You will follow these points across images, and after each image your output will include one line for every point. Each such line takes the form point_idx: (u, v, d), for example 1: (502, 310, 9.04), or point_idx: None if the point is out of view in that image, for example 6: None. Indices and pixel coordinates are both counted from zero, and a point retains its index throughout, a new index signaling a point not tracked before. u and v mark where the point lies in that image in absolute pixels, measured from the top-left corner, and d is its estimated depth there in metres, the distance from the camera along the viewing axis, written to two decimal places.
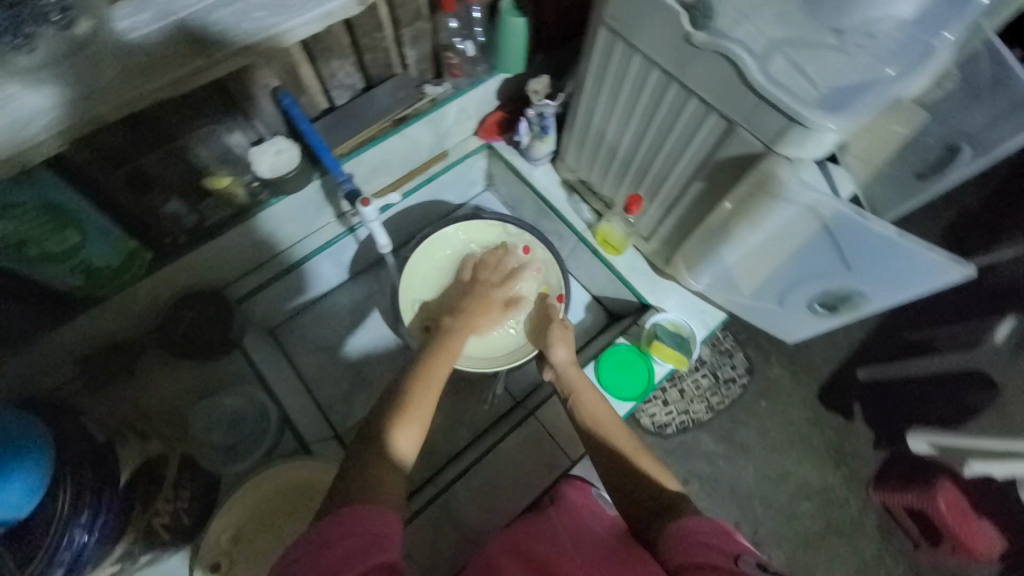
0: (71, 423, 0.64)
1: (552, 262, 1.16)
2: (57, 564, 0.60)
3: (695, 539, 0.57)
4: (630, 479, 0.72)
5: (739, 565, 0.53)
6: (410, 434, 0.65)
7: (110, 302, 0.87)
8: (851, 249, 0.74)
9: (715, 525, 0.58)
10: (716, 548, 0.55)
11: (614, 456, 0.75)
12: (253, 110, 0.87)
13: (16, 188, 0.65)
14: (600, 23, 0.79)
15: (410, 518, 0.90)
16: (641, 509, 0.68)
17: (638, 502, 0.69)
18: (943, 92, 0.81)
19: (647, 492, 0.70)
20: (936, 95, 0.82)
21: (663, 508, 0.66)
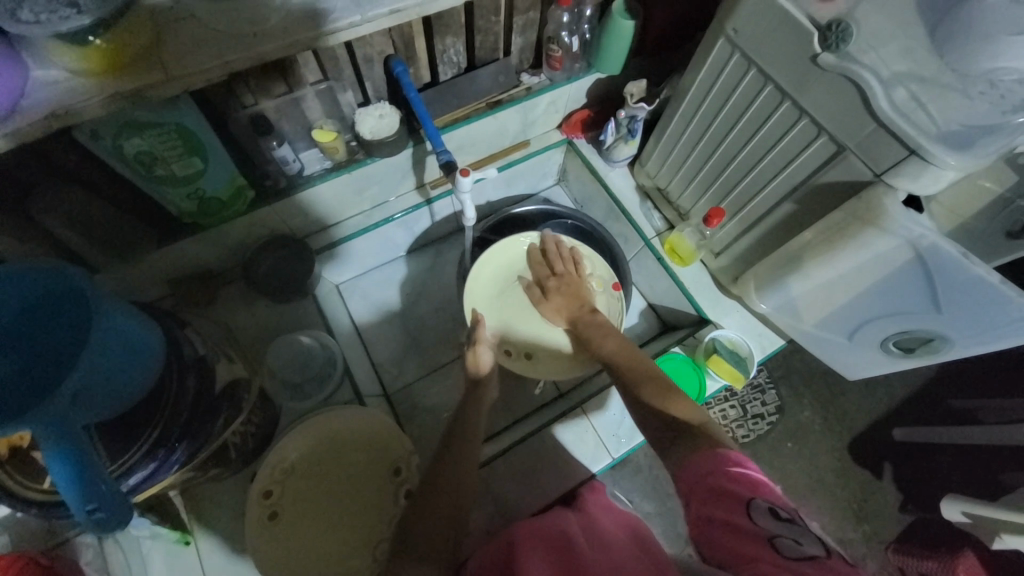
0: (180, 332, 0.69)
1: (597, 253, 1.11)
2: (148, 464, 0.62)
3: (711, 488, 0.58)
4: (651, 404, 0.75)
5: (751, 510, 0.53)
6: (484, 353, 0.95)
7: (208, 232, 0.92)
8: (945, 291, 0.73)
9: (729, 467, 0.58)
10: (729, 498, 0.56)
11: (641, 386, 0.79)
12: (367, 71, 0.93)
13: (162, 110, 0.71)
14: (720, 33, 0.81)
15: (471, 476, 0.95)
16: (668, 437, 0.70)
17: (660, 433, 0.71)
18: None
19: (667, 424, 0.71)
20: None
21: (684, 436, 0.67)
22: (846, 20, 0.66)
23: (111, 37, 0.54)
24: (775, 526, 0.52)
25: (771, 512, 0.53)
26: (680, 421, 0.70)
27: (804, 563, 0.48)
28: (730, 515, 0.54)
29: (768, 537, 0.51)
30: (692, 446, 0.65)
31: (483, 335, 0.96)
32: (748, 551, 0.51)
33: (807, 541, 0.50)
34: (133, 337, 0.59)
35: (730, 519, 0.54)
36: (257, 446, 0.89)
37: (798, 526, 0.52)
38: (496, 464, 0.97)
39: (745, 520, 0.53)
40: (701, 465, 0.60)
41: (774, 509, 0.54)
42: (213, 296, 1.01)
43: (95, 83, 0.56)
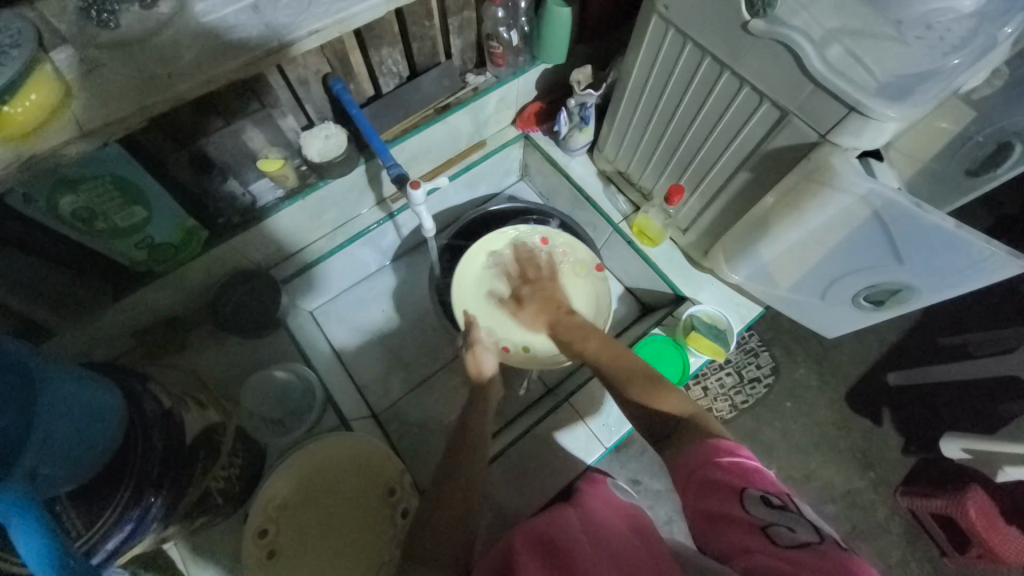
0: (142, 388, 0.68)
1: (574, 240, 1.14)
2: (123, 527, 0.61)
3: (705, 479, 0.57)
4: (634, 400, 0.75)
5: (744, 501, 0.53)
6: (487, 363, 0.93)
7: (165, 279, 0.90)
8: (904, 241, 0.73)
9: (723, 458, 0.58)
10: (724, 488, 0.55)
11: (625, 383, 0.79)
12: (305, 94, 0.91)
13: (92, 163, 0.69)
14: (652, 11, 0.80)
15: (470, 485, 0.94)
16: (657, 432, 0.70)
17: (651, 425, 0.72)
18: (992, 92, 0.78)
19: (654, 417, 0.72)
20: (982, 94, 0.78)
21: (672, 432, 0.68)
22: None
23: (19, 102, 0.52)
24: (768, 514, 0.52)
25: (764, 501, 0.53)
26: (668, 416, 0.70)
27: (799, 551, 0.47)
28: (727, 506, 0.54)
29: (762, 529, 0.51)
30: (679, 439, 0.65)
31: (481, 344, 0.94)
32: (743, 543, 0.50)
33: (801, 529, 0.50)
34: (86, 400, 0.58)
35: (726, 511, 0.53)
36: (246, 487, 0.88)
37: (790, 512, 0.52)
38: (492, 470, 0.97)
39: (740, 511, 0.53)
40: (695, 456, 0.60)
41: (768, 496, 0.53)
42: (183, 341, 0.99)
43: (9, 148, 0.54)
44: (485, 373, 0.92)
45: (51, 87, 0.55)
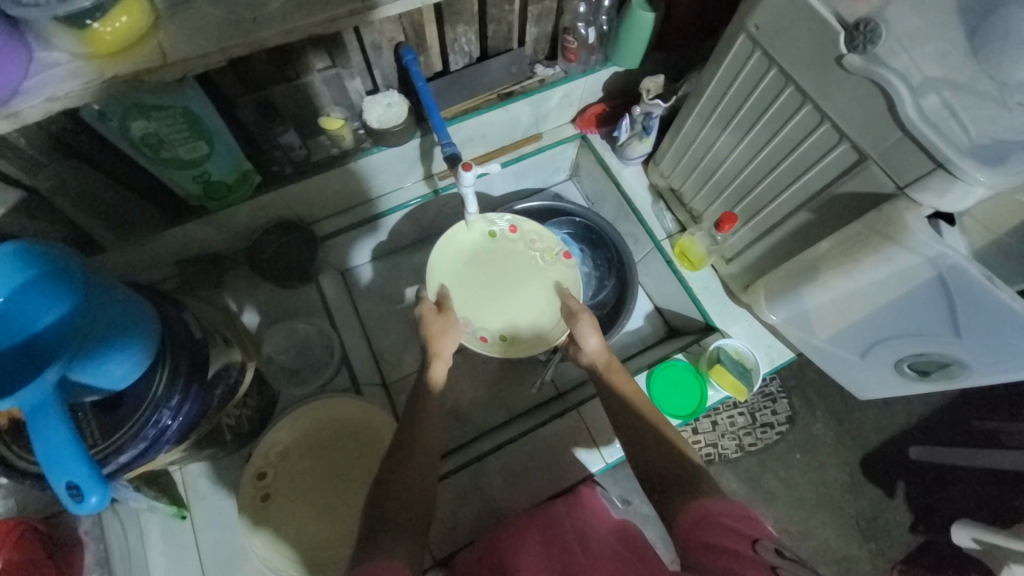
0: (176, 314, 0.70)
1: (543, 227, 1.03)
2: (137, 444, 0.64)
3: (716, 521, 0.57)
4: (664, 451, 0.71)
5: (756, 548, 0.52)
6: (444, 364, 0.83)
7: (215, 216, 0.93)
8: (965, 315, 0.69)
9: (736, 509, 0.58)
10: (735, 531, 0.55)
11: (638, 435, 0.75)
12: (376, 59, 0.91)
13: (168, 94, 0.71)
14: (741, 29, 0.77)
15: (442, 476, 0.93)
16: (664, 492, 0.66)
17: (661, 480, 0.67)
18: None
19: (669, 469, 0.68)
20: None
21: (681, 484, 0.65)
22: (876, 19, 0.61)
23: (109, 22, 0.54)
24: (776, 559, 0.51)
25: (775, 550, 0.52)
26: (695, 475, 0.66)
27: None
28: (737, 544, 0.53)
29: (772, 567, 0.50)
30: (681, 496, 0.63)
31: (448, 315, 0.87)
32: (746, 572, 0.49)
33: None
34: (126, 316, 0.60)
35: (735, 547, 0.53)
36: (253, 429, 0.91)
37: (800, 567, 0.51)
38: (488, 461, 0.96)
39: (749, 549, 0.52)
40: (697, 505, 0.60)
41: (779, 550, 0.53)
42: (219, 278, 1.02)
43: (97, 67, 0.57)
44: (440, 350, 0.84)
45: (141, 13, 0.57)
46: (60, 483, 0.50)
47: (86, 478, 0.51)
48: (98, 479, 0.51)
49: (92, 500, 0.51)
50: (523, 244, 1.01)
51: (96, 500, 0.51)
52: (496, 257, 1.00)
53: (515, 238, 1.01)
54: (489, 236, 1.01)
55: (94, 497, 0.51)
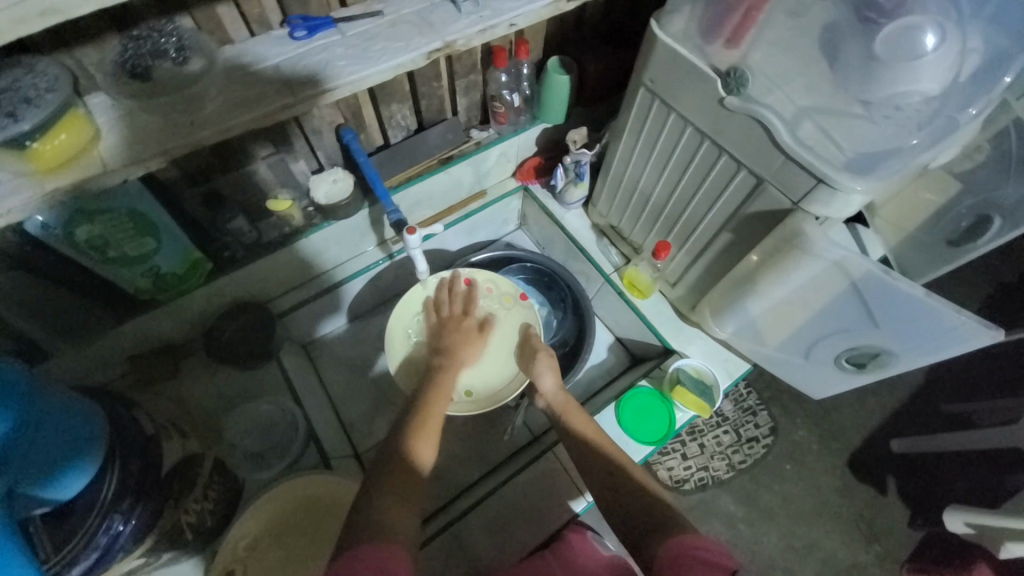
0: (126, 411, 0.69)
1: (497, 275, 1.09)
2: (89, 554, 0.62)
3: (695, 554, 0.58)
4: (637, 491, 0.72)
5: None
6: (427, 445, 0.75)
7: (167, 307, 0.93)
8: (879, 307, 0.76)
9: (710, 543, 0.60)
10: (712, 564, 0.57)
11: (613, 475, 0.76)
12: (317, 142, 0.98)
13: (112, 197, 0.74)
14: (640, 83, 0.87)
15: (425, 542, 0.90)
16: (635, 530, 0.68)
17: (637, 521, 0.68)
18: (974, 164, 0.80)
19: (642, 511, 0.69)
20: (965, 165, 0.80)
21: (657, 526, 0.66)
22: (743, 67, 0.73)
23: (49, 139, 0.58)
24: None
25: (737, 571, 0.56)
26: (673, 516, 0.67)
27: None
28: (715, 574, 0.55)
29: None
30: (658, 538, 0.64)
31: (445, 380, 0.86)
32: None
33: None
34: (75, 419, 0.59)
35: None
36: (219, 523, 0.87)
37: None
38: (469, 518, 0.93)
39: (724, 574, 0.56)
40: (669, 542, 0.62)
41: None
42: (176, 369, 1.01)
43: (39, 181, 0.60)
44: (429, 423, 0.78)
45: (81, 128, 0.61)
46: None
47: None
48: None
49: None
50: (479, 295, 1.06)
51: None
52: None
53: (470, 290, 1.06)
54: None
55: None
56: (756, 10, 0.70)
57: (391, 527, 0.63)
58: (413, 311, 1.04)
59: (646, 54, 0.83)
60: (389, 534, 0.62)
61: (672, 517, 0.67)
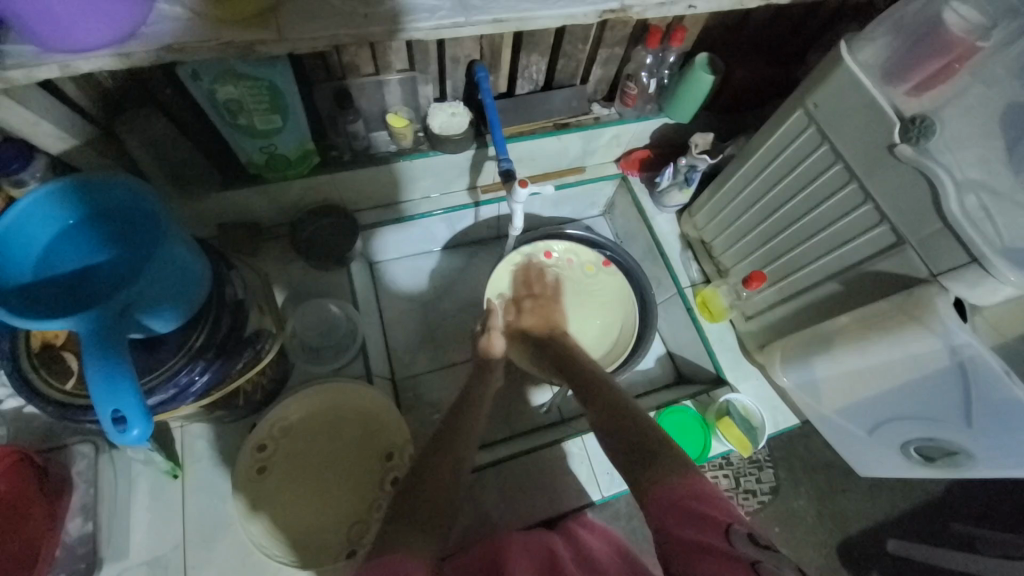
0: (225, 273, 0.72)
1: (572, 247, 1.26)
2: (167, 390, 0.65)
3: (690, 509, 0.57)
4: (620, 417, 0.77)
5: (729, 537, 0.53)
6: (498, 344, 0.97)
7: (270, 186, 0.96)
8: (980, 408, 0.72)
9: (703, 492, 0.59)
10: (705, 518, 0.56)
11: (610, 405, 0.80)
12: (451, 71, 0.97)
13: (261, 66, 0.75)
14: (799, 104, 0.82)
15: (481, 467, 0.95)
16: (627, 451, 0.71)
17: (628, 445, 0.72)
18: None
19: (633, 436, 0.72)
20: None
21: (650, 456, 0.68)
22: (930, 117, 0.67)
23: None
24: (753, 552, 0.51)
25: (749, 538, 0.53)
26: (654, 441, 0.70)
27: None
28: (709, 535, 0.54)
29: (750, 563, 0.49)
30: (651, 463, 0.66)
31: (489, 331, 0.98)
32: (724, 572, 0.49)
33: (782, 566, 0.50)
34: (187, 266, 0.62)
35: (709, 541, 0.53)
36: (263, 400, 0.91)
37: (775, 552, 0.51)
38: (486, 473, 0.95)
39: (724, 542, 0.52)
40: (675, 486, 0.60)
41: (752, 534, 0.54)
42: (255, 247, 1.04)
43: (213, 27, 0.61)
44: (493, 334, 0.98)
45: None
46: (105, 411, 0.50)
47: (131, 409, 0.51)
48: (143, 413, 0.52)
49: (134, 432, 0.51)
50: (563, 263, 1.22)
51: (137, 433, 0.51)
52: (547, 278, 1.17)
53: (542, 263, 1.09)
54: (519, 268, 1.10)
55: (137, 430, 0.51)
56: (959, 64, 0.66)
57: (419, 535, 0.60)
58: (502, 286, 1.16)
59: (821, 75, 0.78)
60: (414, 543, 0.58)
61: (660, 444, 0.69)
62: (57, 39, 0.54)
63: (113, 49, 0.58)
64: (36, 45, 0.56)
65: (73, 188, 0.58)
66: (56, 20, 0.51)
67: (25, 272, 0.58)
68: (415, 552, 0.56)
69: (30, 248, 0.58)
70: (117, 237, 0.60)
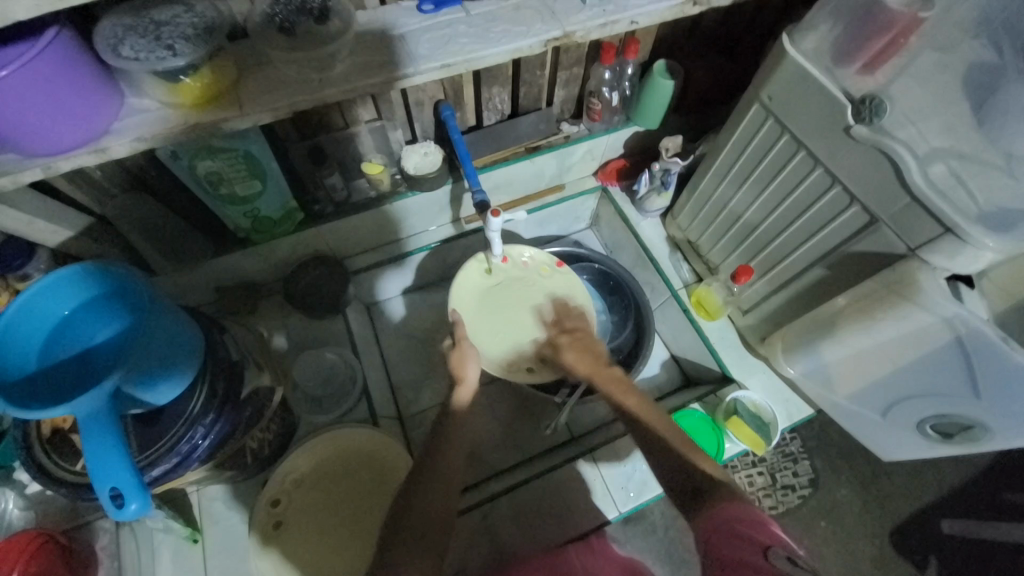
0: (220, 339, 0.76)
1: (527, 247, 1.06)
2: (170, 459, 0.68)
3: (730, 529, 0.56)
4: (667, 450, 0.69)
5: (769, 558, 0.52)
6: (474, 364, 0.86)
7: (260, 246, 1.00)
8: (986, 377, 0.70)
9: (750, 515, 0.57)
10: (748, 539, 0.55)
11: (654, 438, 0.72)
12: (417, 114, 1.01)
13: (233, 139, 0.79)
14: (755, 98, 0.83)
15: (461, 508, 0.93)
16: (680, 494, 0.65)
17: (679, 485, 0.65)
18: None
19: (682, 474, 0.66)
20: None
21: (699, 496, 0.62)
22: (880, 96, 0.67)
23: (198, 77, 0.63)
24: (792, 569, 0.51)
25: (790, 559, 0.51)
26: (707, 480, 0.64)
27: None
28: (751, 555, 0.53)
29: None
30: (706, 505, 0.61)
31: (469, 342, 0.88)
32: None
33: None
34: (179, 337, 0.65)
35: (748, 559, 0.53)
36: (273, 454, 0.93)
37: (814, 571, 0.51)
38: (500, 501, 0.95)
39: (763, 561, 0.52)
40: (712, 513, 0.59)
41: (793, 557, 0.52)
42: (253, 307, 1.08)
43: (182, 113, 0.65)
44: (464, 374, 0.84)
45: (226, 71, 0.66)
46: (104, 490, 0.53)
47: (127, 485, 0.53)
48: (138, 488, 0.54)
49: (132, 507, 0.53)
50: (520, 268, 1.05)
51: (135, 508, 0.53)
52: (501, 290, 1.03)
53: (509, 267, 1.04)
54: (485, 272, 1.03)
55: (134, 505, 0.53)
56: (904, 38, 0.66)
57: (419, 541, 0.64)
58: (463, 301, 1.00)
59: (769, 68, 0.79)
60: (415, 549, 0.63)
61: (718, 485, 0.62)
62: (35, 143, 0.59)
63: (89, 146, 0.63)
64: (20, 154, 0.61)
65: (91, 271, 0.62)
66: (30, 126, 0.57)
67: (30, 360, 0.60)
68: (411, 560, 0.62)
69: (35, 335, 0.61)
70: (121, 314, 0.64)
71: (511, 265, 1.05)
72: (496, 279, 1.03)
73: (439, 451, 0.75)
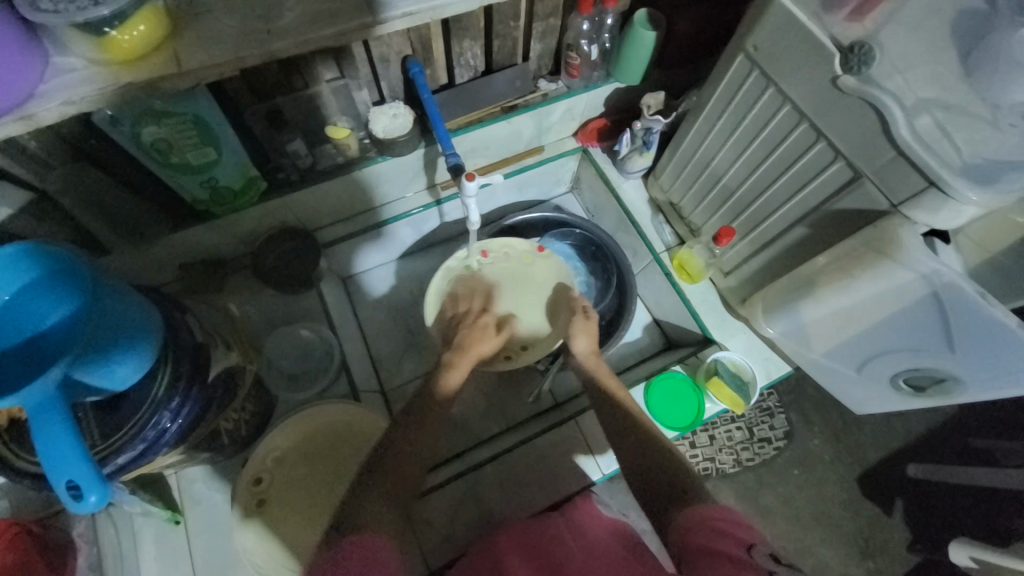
0: (181, 320, 0.71)
1: (506, 240, 1.04)
2: (135, 445, 0.65)
3: (709, 523, 0.57)
4: (641, 452, 0.72)
5: (751, 554, 0.52)
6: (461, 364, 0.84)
7: (223, 219, 0.94)
8: (960, 331, 0.71)
9: (732, 514, 0.58)
10: (728, 534, 0.55)
11: (639, 441, 0.73)
12: (383, 72, 0.94)
13: (178, 101, 0.72)
14: (740, 48, 0.79)
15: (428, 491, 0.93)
16: (655, 497, 0.67)
17: (654, 488, 0.67)
18: None
19: (658, 480, 0.68)
20: None
21: (674, 499, 0.64)
22: (870, 42, 0.63)
23: (128, 30, 0.56)
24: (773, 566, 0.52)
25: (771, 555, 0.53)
26: (679, 483, 0.65)
27: None
28: (730, 548, 0.53)
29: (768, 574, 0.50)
30: (678, 510, 0.62)
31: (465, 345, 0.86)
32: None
33: None
34: (132, 317, 0.61)
35: (729, 551, 0.53)
36: (252, 433, 0.92)
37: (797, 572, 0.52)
38: (485, 469, 0.95)
39: (744, 554, 0.52)
40: (690, 514, 0.60)
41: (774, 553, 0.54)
42: (221, 284, 1.03)
43: (114, 72, 0.59)
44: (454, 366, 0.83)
45: (158, 23, 0.59)
46: (60, 483, 0.50)
47: (85, 478, 0.51)
48: (97, 480, 0.52)
49: (92, 499, 0.51)
50: (499, 261, 1.04)
51: (95, 500, 0.51)
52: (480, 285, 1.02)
53: (489, 263, 1.03)
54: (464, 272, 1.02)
55: (94, 497, 0.51)
56: None
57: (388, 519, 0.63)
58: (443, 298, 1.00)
59: (756, 14, 0.74)
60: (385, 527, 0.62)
61: (689, 486, 0.65)
62: None
63: (13, 114, 0.56)
64: None
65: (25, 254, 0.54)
66: None
67: None
68: (380, 533, 0.61)
69: None
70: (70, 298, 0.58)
71: (490, 259, 1.04)
72: (473, 275, 1.02)
73: (413, 429, 0.74)
